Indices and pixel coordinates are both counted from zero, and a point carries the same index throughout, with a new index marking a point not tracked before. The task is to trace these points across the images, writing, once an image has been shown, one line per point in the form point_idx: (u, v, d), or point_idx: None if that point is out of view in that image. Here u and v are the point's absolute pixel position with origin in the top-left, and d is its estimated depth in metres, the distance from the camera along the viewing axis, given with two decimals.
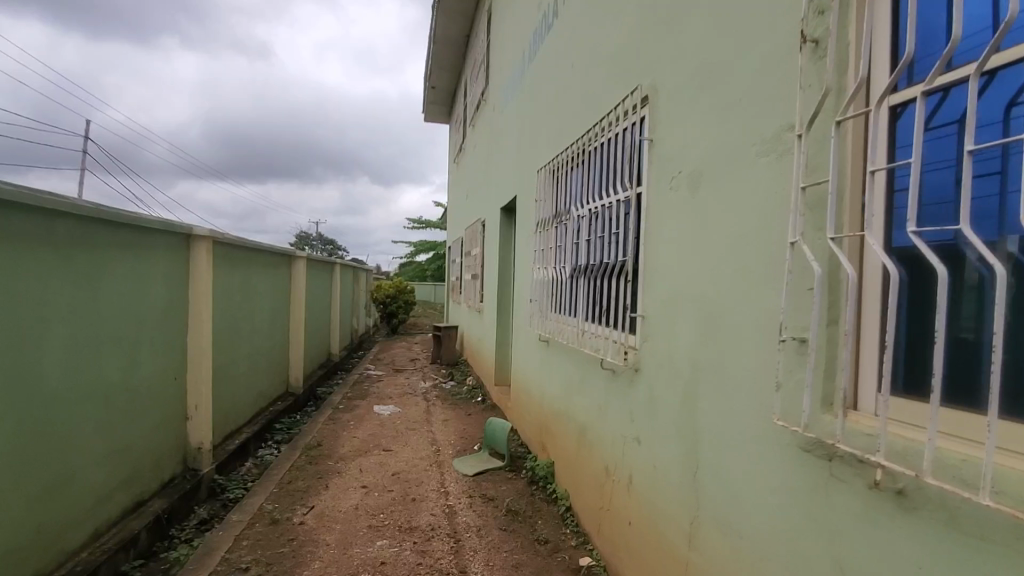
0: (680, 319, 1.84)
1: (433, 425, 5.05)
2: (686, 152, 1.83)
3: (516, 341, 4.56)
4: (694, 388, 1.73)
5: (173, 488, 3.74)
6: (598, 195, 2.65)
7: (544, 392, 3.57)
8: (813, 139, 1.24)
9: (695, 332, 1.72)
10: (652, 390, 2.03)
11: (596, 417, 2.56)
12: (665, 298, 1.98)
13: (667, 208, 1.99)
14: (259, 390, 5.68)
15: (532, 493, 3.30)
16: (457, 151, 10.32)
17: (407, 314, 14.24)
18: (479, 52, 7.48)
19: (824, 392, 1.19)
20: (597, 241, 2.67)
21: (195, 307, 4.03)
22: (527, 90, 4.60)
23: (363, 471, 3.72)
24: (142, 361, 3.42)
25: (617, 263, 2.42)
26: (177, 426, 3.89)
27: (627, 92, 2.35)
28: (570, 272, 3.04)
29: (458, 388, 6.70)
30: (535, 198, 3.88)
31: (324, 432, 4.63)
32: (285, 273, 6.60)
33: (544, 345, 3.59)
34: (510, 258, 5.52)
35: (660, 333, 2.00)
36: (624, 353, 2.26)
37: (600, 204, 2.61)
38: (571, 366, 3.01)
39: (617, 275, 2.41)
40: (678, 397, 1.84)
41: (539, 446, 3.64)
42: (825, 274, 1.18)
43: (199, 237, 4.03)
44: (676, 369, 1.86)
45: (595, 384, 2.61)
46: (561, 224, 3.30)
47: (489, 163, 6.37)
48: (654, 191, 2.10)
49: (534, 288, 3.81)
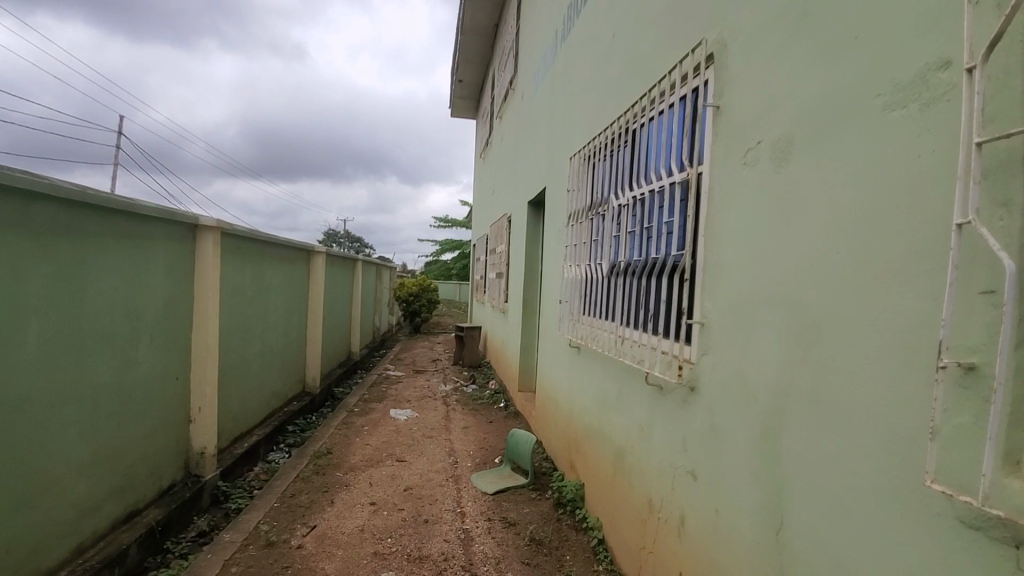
0: (757, 328, 1.46)
1: (452, 432, 4.71)
2: (770, 117, 1.45)
3: (543, 347, 4.19)
4: (779, 419, 1.33)
5: (172, 496, 3.49)
6: (643, 180, 2.27)
7: (574, 404, 3.19)
8: (992, 75, 0.87)
9: (785, 346, 1.33)
10: (714, 416, 1.64)
11: (639, 440, 2.18)
12: (734, 301, 1.59)
13: (738, 189, 1.60)
14: (272, 390, 5.44)
15: (559, 518, 2.93)
16: (484, 146, 9.98)
17: (430, 314, 13.99)
18: (509, 39, 7.12)
19: (1013, 446, 0.81)
20: (641, 233, 2.28)
21: (201, 302, 3.79)
22: (560, 72, 4.23)
23: (373, 486, 3.40)
24: (138, 359, 3.19)
25: (668, 258, 2.03)
26: (178, 428, 3.66)
27: (684, 54, 1.96)
28: (608, 269, 2.66)
29: (479, 392, 6.37)
30: (568, 188, 3.50)
31: (336, 438, 4.34)
32: (303, 269, 6.36)
33: (576, 352, 3.22)
34: (537, 256, 5.15)
35: (727, 344, 1.61)
36: (676, 367, 1.88)
37: (645, 190, 2.23)
38: (606, 378, 2.63)
39: (667, 272, 2.02)
40: (753, 428, 1.45)
41: (567, 464, 3.27)
42: (1021, 268, 0.81)
43: (206, 228, 3.78)
44: (750, 392, 1.47)
45: (637, 401, 2.23)
46: (597, 216, 2.92)
47: (517, 155, 6.01)
48: (721, 170, 1.71)
49: (565, 288, 3.44)
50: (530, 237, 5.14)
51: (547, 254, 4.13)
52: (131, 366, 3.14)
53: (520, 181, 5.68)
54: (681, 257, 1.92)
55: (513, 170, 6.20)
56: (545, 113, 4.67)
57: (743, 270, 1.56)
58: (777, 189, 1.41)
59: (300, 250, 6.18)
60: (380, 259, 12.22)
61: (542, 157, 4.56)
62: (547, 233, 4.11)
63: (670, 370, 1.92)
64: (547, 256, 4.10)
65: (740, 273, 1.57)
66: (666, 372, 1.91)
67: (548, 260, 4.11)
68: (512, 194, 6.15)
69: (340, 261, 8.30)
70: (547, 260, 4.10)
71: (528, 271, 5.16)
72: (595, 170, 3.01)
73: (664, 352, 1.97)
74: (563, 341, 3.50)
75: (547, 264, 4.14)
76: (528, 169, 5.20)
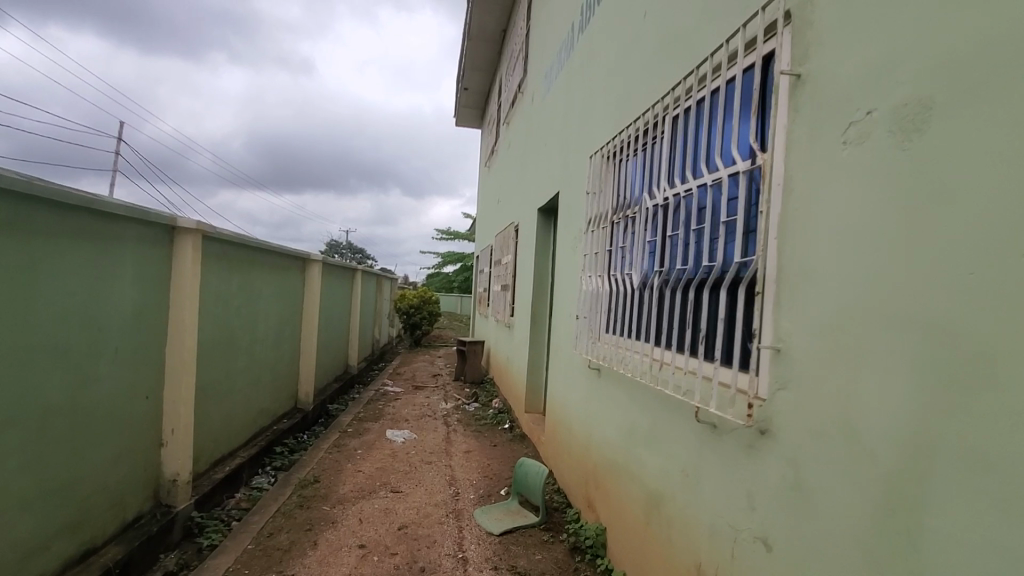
0: (884, 363, 1.10)
1: (453, 457, 4.31)
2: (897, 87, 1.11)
3: (554, 366, 3.81)
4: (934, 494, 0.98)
5: (136, 530, 3.10)
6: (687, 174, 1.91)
7: (594, 434, 2.81)
8: None
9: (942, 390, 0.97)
10: (807, 473, 1.28)
11: (685, 488, 1.79)
12: (835, 325, 1.23)
13: (844, 181, 1.24)
14: (259, 408, 5.05)
15: (576, 567, 2.53)
16: (489, 154, 9.65)
17: (431, 326, 13.59)
18: (517, 41, 6.81)
19: None
20: (684, 237, 1.92)
21: (178, 311, 3.42)
22: (577, 67, 3.90)
23: (364, 523, 2.99)
24: (97, 376, 2.82)
25: (722, 267, 1.66)
26: (147, 453, 3.28)
27: (746, 19, 1.63)
28: (638, 280, 2.29)
29: (482, 411, 5.96)
30: (586, 191, 3.15)
31: (325, 465, 3.94)
32: (298, 278, 6.02)
33: (597, 375, 2.82)
34: (547, 267, 4.78)
35: (831, 377, 1.23)
36: (738, 402, 1.50)
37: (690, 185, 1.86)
38: (637, 406, 2.25)
39: (721, 285, 1.65)
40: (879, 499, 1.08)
41: (585, 502, 2.87)
42: None
43: (185, 230, 3.43)
44: (872, 449, 1.11)
45: (679, 439, 1.85)
46: (624, 220, 2.57)
47: (526, 161, 5.67)
48: (809, 159, 1.36)
49: (582, 302, 3.07)
50: (539, 247, 4.78)
51: (561, 265, 3.76)
52: (90, 384, 2.77)
53: (529, 188, 5.33)
54: (742, 265, 1.55)
55: (522, 176, 5.86)
56: (560, 112, 4.33)
57: (852, 284, 1.20)
58: (914, 179, 1.06)
59: (294, 258, 5.82)
60: (380, 269, 11.86)
61: (555, 160, 4.21)
62: (561, 243, 3.74)
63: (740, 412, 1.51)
64: (561, 268, 3.72)
65: (846, 288, 1.21)
66: (730, 412, 1.51)
67: (561, 271, 3.74)
68: (520, 201, 5.81)
69: (338, 271, 7.94)
70: (561, 273, 3.72)
71: (538, 283, 4.78)
72: (623, 168, 2.66)
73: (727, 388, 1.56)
74: (580, 361, 3.11)
75: (560, 276, 3.77)
76: (539, 174, 4.85)
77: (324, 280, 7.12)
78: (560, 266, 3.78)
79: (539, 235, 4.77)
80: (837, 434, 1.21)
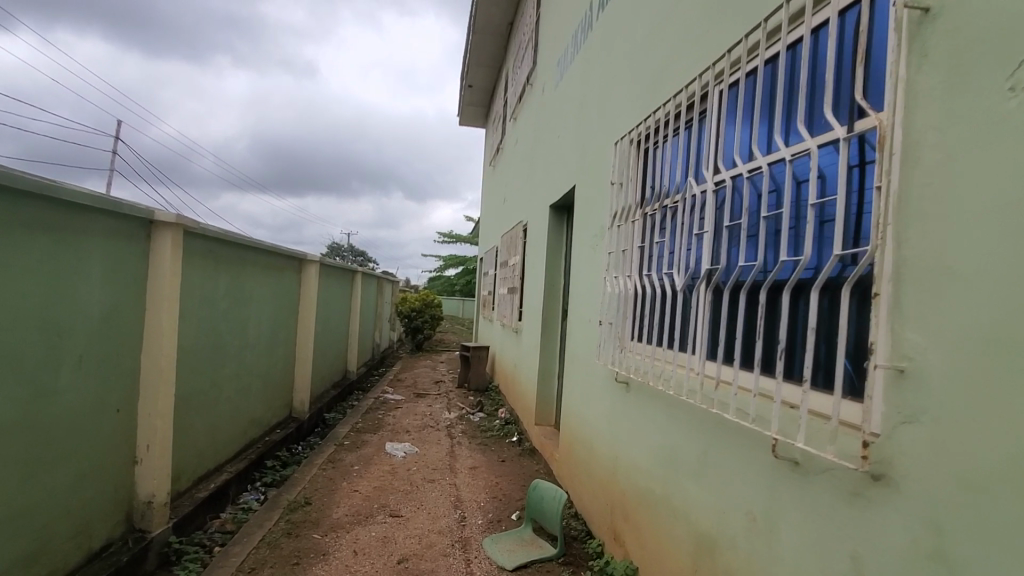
0: None
1: (458, 474, 3.97)
2: None
3: (570, 376, 3.47)
4: None
5: (104, 561, 2.75)
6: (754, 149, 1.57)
7: (622, 458, 2.47)
8: None
9: None
10: (962, 546, 0.93)
11: (754, 539, 1.45)
12: (1010, 338, 0.88)
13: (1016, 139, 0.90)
14: (250, 419, 4.71)
15: None
16: (494, 153, 9.31)
17: (433, 330, 13.25)
18: (526, 32, 6.49)
19: None
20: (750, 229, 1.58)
21: (155, 314, 3.09)
22: (596, 50, 3.57)
23: (359, 555, 2.64)
24: (56, 388, 2.48)
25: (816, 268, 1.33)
26: (119, 472, 2.94)
27: None
28: (684, 281, 1.94)
29: (488, 421, 5.62)
30: (611, 180, 2.81)
31: (318, 484, 3.60)
32: (293, 280, 5.68)
33: (625, 391, 2.47)
34: (559, 269, 4.45)
35: (1000, 411, 0.88)
36: (844, 440, 1.16)
37: (760, 162, 1.52)
38: (681, 431, 1.90)
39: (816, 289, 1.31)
40: None
41: (610, 533, 2.52)
42: None
43: (164, 225, 3.10)
44: None
45: (744, 477, 1.51)
46: (661, 211, 2.22)
47: (536, 155, 5.35)
48: (948, 114, 1.02)
49: (606, 307, 2.72)
50: (551, 247, 4.44)
51: (579, 266, 3.42)
52: (49, 397, 2.44)
53: (539, 185, 5.00)
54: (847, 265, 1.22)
55: (531, 172, 5.53)
56: (576, 101, 3.99)
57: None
58: None
59: (289, 259, 5.49)
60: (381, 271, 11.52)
61: (570, 152, 3.88)
62: (580, 241, 3.40)
63: (848, 456, 1.15)
64: (580, 267, 3.38)
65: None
66: (830, 450, 1.15)
67: (579, 271, 3.41)
68: (529, 199, 5.47)
69: (337, 273, 7.61)
70: (580, 273, 3.38)
71: (549, 286, 4.44)
72: (662, 151, 2.32)
73: (828, 422, 1.21)
74: (603, 373, 2.77)
75: (578, 276, 3.43)
76: (551, 168, 4.52)
77: (322, 282, 6.78)
78: (578, 265, 3.45)
79: (551, 233, 4.44)
80: (1012, 491, 0.86)
